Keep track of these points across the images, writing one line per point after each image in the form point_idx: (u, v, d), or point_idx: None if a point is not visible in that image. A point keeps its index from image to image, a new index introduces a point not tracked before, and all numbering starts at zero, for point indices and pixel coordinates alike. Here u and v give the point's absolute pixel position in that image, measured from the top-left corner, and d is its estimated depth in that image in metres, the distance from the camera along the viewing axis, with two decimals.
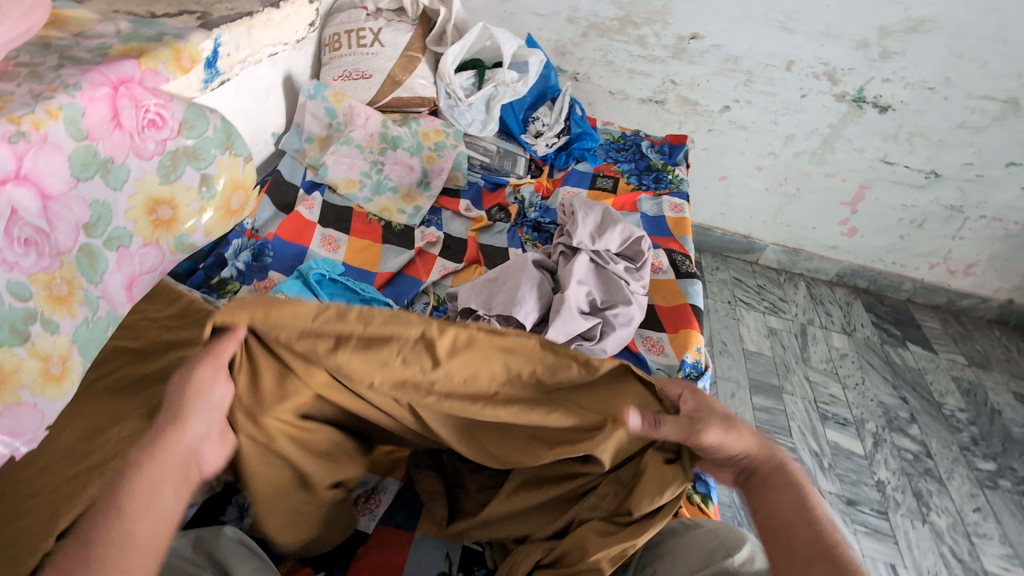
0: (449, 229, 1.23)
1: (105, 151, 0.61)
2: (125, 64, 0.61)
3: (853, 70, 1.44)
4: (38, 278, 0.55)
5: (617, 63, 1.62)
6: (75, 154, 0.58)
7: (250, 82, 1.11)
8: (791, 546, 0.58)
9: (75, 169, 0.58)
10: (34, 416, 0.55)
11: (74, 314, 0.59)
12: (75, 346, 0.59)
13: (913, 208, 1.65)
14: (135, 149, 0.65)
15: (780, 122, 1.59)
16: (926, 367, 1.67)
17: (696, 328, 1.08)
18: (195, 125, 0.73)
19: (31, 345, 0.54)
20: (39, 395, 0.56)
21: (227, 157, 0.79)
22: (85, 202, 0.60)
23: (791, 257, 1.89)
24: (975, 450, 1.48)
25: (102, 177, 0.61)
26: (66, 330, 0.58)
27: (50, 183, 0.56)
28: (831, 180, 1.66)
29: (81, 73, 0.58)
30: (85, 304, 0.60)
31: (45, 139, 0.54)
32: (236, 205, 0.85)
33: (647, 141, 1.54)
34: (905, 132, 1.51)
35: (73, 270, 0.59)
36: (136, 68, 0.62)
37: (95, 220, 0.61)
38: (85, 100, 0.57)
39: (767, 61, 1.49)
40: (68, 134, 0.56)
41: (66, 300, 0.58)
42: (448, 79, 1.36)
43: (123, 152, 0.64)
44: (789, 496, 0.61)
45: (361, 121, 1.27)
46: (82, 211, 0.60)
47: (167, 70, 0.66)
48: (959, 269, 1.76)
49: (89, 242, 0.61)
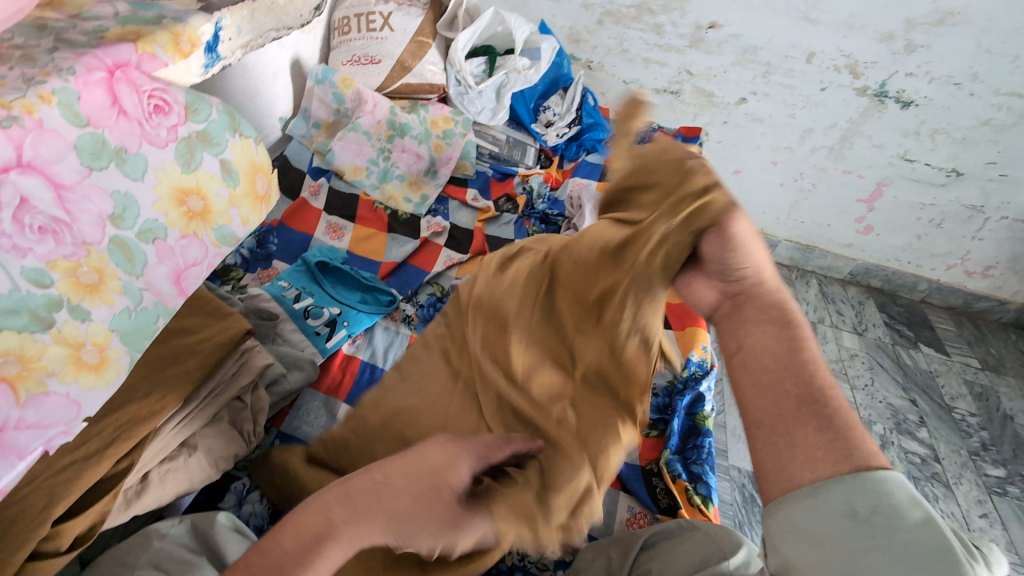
0: (456, 219, 1.22)
1: (115, 139, 0.55)
2: (121, 47, 0.56)
3: (876, 63, 1.40)
4: (60, 265, 0.51)
5: (633, 52, 1.58)
6: (81, 142, 0.52)
7: (256, 65, 1.09)
8: (754, 381, 0.49)
9: (85, 158, 0.52)
10: (68, 407, 0.51)
11: (110, 302, 0.55)
12: (114, 335, 0.56)
13: (931, 207, 1.60)
14: (147, 137, 0.59)
15: (798, 116, 1.55)
16: (937, 369, 1.64)
17: (703, 326, 1.06)
18: (198, 109, 0.65)
19: (57, 332, 0.50)
20: (69, 383, 0.51)
21: (240, 139, 0.70)
22: (104, 192, 0.54)
23: (804, 254, 1.86)
24: (984, 456, 1.46)
25: (118, 167, 0.56)
26: (100, 317, 0.54)
27: (60, 172, 0.51)
28: (849, 177, 1.62)
29: (74, 57, 0.53)
30: (123, 294, 0.56)
31: (40, 124, 0.49)
32: (262, 191, 0.75)
33: (660, 134, 1.51)
34: (928, 128, 1.46)
35: (104, 260, 0.54)
36: (133, 51, 0.57)
37: (120, 210, 0.56)
38: (80, 84, 0.52)
39: (787, 52, 1.45)
40: (65, 119, 0.51)
41: (97, 288, 0.54)
42: (458, 66, 1.34)
43: (136, 140, 0.57)
44: (775, 333, 0.51)
45: (370, 107, 1.24)
46: (103, 202, 0.54)
47: (164, 54, 0.61)
48: (976, 271, 1.71)
49: (119, 234, 0.56)
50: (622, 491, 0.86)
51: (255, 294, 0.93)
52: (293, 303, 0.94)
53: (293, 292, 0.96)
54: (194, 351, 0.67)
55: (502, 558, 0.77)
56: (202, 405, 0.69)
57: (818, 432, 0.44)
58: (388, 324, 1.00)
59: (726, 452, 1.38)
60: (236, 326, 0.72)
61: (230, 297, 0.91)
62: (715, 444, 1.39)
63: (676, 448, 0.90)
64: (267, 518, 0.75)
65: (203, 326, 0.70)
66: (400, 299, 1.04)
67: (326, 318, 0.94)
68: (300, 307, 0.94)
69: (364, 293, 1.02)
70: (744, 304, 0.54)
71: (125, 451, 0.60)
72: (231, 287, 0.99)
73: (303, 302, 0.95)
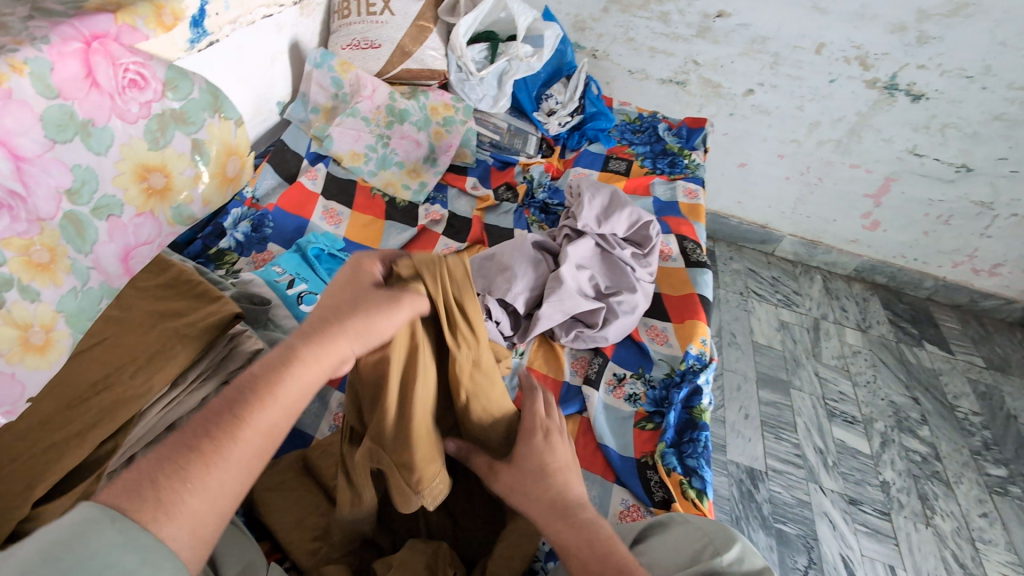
0: (454, 207, 1.20)
1: (82, 112, 0.63)
2: (99, 18, 0.66)
3: (887, 54, 1.37)
4: (14, 243, 0.58)
5: (638, 40, 1.56)
6: (48, 114, 0.60)
7: (254, 47, 1.08)
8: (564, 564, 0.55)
9: (50, 130, 0.61)
10: (13, 384, 0.57)
11: (58, 282, 0.62)
12: (60, 317, 0.62)
13: (939, 203, 1.58)
14: (116, 111, 0.67)
15: (806, 108, 1.52)
16: (941, 368, 1.62)
17: (703, 319, 1.04)
18: (179, 87, 0.75)
19: (6, 313, 0.57)
20: (18, 363, 0.58)
21: (217, 121, 0.81)
22: (65, 165, 0.62)
23: (809, 250, 1.83)
24: (986, 456, 1.44)
25: (82, 140, 0.64)
26: (48, 299, 0.61)
27: (23, 146, 0.58)
28: (856, 171, 1.59)
29: (50, 27, 0.61)
30: (70, 272, 0.63)
31: (10, 94, 0.57)
32: (233, 174, 0.87)
33: (664, 124, 1.49)
34: (938, 123, 1.43)
35: (55, 238, 0.62)
36: (112, 24, 0.67)
37: (78, 185, 0.64)
38: (54, 54, 0.60)
39: (796, 42, 1.42)
40: (35, 90, 0.59)
41: (48, 268, 0.61)
42: (459, 52, 1.32)
43: (104, 114, 0.66)
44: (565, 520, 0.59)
45: (368, 93, 1.23)
46: (63, 175, 0.62)
47: (144, 25, 0.71)
48: (983, 269, 1.69)
49: (74, 209, 0.64)
50: (616, 483, 0.85)
51: (247, 279, 0.92)
52: (286, 289, 0.92)
53: (286, 278, 0.95)
54: (183, 335, 0.66)
55: None
56: (190, 390, 0.68)
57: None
58: None
59: (724, 446, 1.37)
60: (226, 308, 0.69)
61: (222, 282, 0.89)
62: (714, 439, 1.38)
63: (672, 441, 0.89)
64: None
65: (192, 309, 0.69)
66: None
67: None
68: (293, 293, 0.92)
69: None
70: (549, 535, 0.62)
71: (108, 434, 0.59)
72: (224, 272, 0.98)
73: (296, 288, 0.93)
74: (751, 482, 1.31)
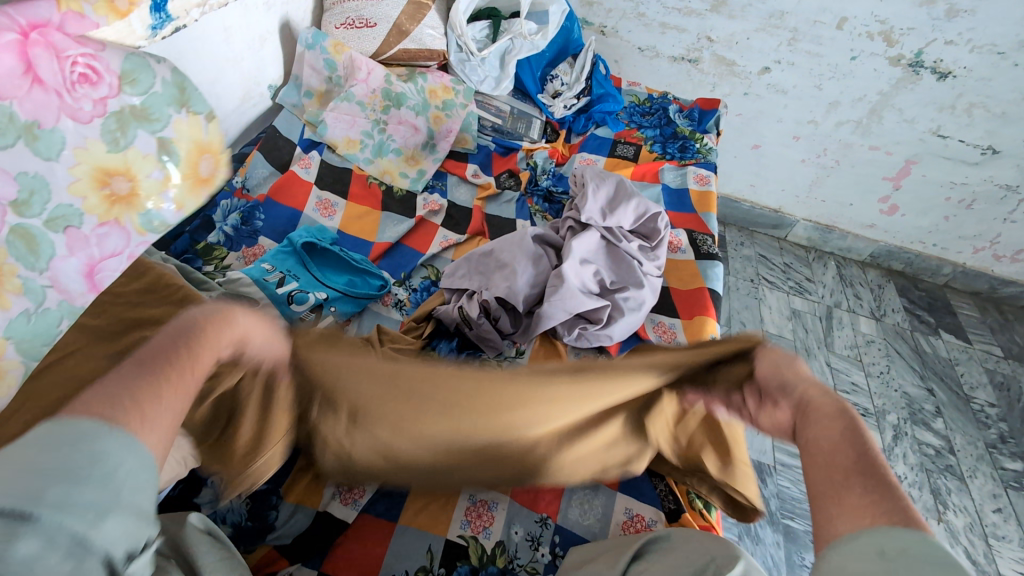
0: (454, 196, 1.16)
1: (25, 113, 0.52)
2: (38, 4, 0.52)
3: (913, 30, 1.28)
4: None
5: (649, 15, 1.47)
6: None
7: (242, 27, 1.02)
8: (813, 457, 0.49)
9: None
10: None
11: (8, 305, 0.53)
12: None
13: (962, 186, 1.50)
14: (67, 110, 0.55)
15: (825, 87, 1.44)
16: (958, 358, 1.56)
17: (712, 315, 1.00)
18: (138, 79, 0.61)
19: None
20: None
21: (184, 118, 0.66)
22: (9, 176, 0.52)
23: (823, 234, 1.77)
24: (1002, 449, 1.40)
25: (26, 144, 0.53)
26: None
27: None
28: (875, 153, 1.52)
29: None
30: (23, 293, 0.54)
31: None
32: (207, 174, 0.70)
33: (675, 105, 1.41)
34: (965, 102, 1.35)
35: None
36: (53, 10, 0.53)
37: (27, 196, 0.54)
38: None
39: (816, 17, 1.33)
40: None
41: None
42: (460, 30, 1.26)
43: (51, 114, 0.54)
44: (830, 429, 0.50)
45: (363, 75, 1.17)
46: (7, 186, 0.52)
47: (95, 13, 0.57)
48: (1005, 255, 1.62)
49: (22, 224, 0.54)
50: (620, 491, 0.81)
51: (235, 277, 0.86)
52: (276, 288, 0.88)
53: (276, 276, 0.89)
54: None
55: (492, 560, 0.74)
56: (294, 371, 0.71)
57: (862, 492, 0.43)
58: (378, 309, 0.96)
59: None
60: None
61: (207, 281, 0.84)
62: None
63: None
64: (244, 513, 0.72)
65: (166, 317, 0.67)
66: (392, 282, 1.00)
67: (311, 304, 0.88)
68: (283, 292, 0.88)
69: (354, 276, 0.97)
70: (807, 405, 0.54)
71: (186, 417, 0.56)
72: (214, 268, 0.94)
73: (286, 287, 0.88)
74: (759, 477, 1.27)
